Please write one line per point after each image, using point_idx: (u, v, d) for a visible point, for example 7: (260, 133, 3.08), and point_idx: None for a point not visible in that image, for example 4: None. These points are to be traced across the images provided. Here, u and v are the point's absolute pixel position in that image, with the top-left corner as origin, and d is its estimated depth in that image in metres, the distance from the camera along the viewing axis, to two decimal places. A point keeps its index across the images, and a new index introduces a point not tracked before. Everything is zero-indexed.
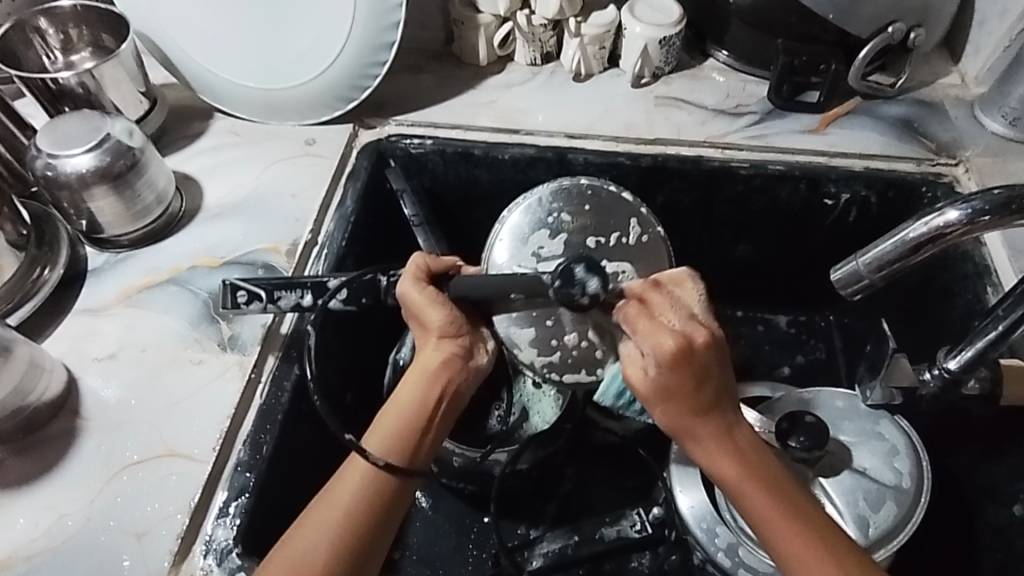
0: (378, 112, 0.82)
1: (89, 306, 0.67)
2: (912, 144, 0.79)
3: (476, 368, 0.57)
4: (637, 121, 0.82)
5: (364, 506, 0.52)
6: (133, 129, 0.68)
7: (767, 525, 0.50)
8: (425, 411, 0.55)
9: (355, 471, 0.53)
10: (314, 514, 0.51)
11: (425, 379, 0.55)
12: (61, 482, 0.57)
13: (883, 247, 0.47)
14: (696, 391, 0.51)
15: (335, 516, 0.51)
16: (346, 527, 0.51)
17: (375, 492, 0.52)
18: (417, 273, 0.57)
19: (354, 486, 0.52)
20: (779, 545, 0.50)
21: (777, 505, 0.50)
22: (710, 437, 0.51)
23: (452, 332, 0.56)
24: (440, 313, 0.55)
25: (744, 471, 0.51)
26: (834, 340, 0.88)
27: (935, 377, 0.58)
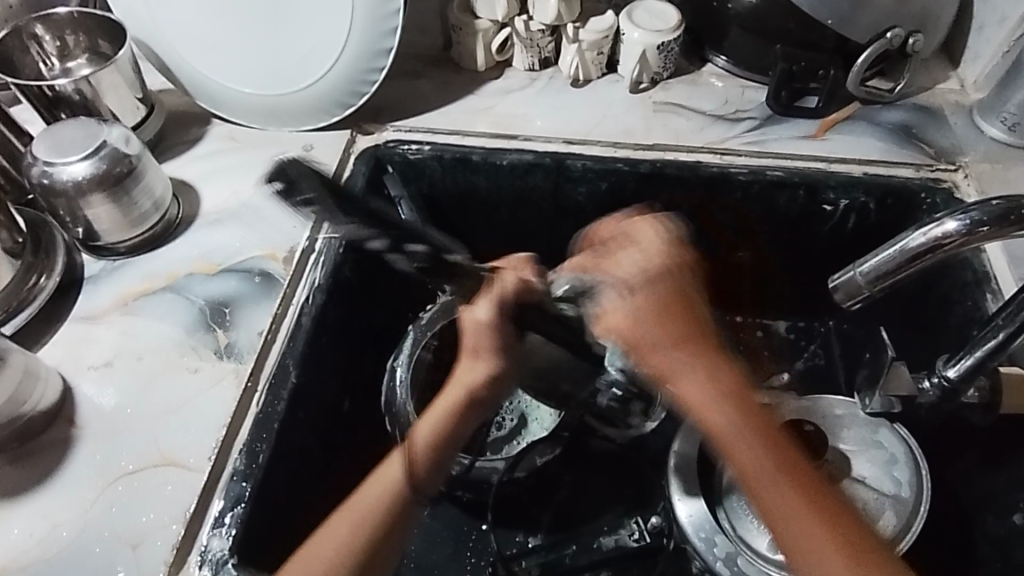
0: (376, 118, 0.82)
1: (85, 313, 0.67)
2: (911, 150, 0.79)
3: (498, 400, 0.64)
4: (635, 127, 0.81)
5: (376, 518, 0.54)
6: (130, 136, 0.68)
7: (745, 458, 0.51)
8: (450, 431, 0.61)
9: (381, 478, 0.56)
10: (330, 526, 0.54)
11: (460, 405, 0.61)
12: (56, 491, 0.57)
13: (881, 258, 0.47)
14: (681, 316, 0.58)
15: (350, 524, 0.53)
16: (358, 535, 0.53)
17: (390, 503, 0.54)
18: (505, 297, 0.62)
19: (374, 496, 0.55)
20: (762, 481, 0.50)
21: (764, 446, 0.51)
22: (700, 380, 0.54)
23: (499, 369, 0.62)
24: (496, 351, 0.62)
25: (732, 409, 0.53)
26: (833, 347, 0.87)
27: (934, 386, 0.58)
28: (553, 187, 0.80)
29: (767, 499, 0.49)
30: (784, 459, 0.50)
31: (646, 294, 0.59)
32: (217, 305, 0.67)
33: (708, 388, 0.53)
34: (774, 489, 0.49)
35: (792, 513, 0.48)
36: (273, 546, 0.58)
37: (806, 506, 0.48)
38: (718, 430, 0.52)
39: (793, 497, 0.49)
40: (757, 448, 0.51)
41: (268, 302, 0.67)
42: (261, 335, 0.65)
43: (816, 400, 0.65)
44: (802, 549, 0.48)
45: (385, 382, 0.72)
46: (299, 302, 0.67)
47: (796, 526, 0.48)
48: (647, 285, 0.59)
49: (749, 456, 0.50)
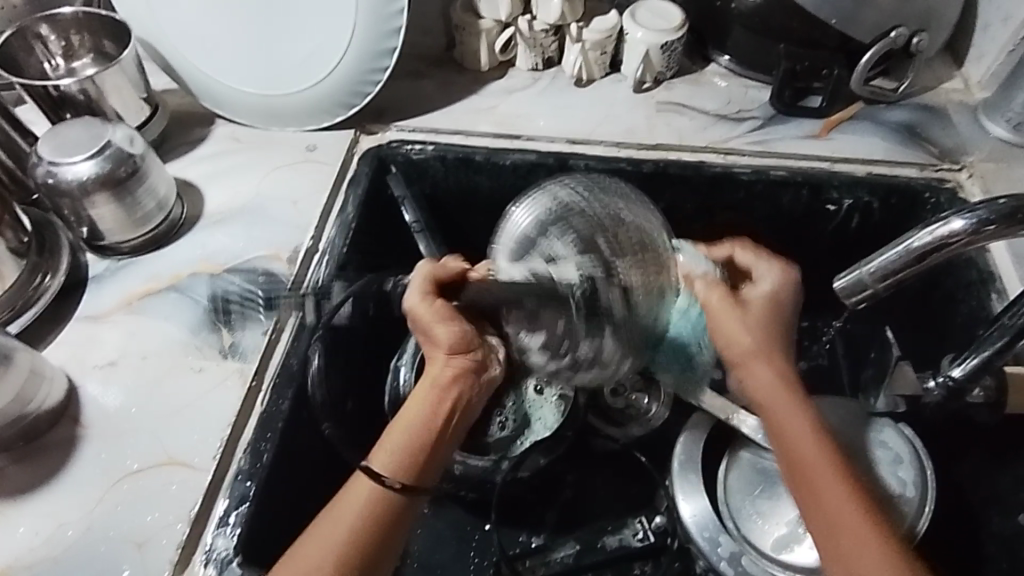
0: (379, 118, 0.82)
1: (90, 313, 0.67)
2: (915, 149, 0.79)
3: (485, 381, 0.59)
4: (638, 127, 0.81)
5: (363, 530, 0.52)
6: (134, 136, 0.68)
7: (811, 461, 0.54)
8: (437, 418, 0.57)
9: (358, 488, 0.54)
10: (312, 542, 0.51)
11: (432, 395, 0.57)
12: (60, 490, 0.57)
13: (888, 257, 0.46)
14: (769, 327, 0.59)
15: (339, 538, 0.51)
16: (348, 548, 0.51)
17: (374, 509, 0.53)
18: (428, 286, 0.58)
19: (356, 504, 0.53)
20: (821, 483, 0.53)
21: (828, 454, 0.54)
22: (770, 383, 0.58)
23: (460, 348, 0.57)
24: (447, 330, 0.57)
25: (805, 417, 0.56)
26: (838, 348, 0.85)
27: (939, 386, 0.59)
28: None
29: (814, 487, 0.53)
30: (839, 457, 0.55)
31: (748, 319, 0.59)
32: (221, 305, 0.67)
33: (786, 390, 0.57)
34: (830, 479, 0.53)
35: (840, 502, 0.52)
36: (277, 546, 0.58)
37: (855, 499, 0.52)
38: (788, 431, 0.56)
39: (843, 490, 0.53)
40: (817, 444, 0.55)
41: (272, 302, 0.67)
42: (265, 335, 0.65)
43: (820, 400, 0.64)
44: (843, 534, 0.51)
45: (389, 382, 0.73)
46: (303, 302, 0.67)
47: (842, 514, 0.52)
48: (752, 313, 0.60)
49: (811, 449, 0.55)
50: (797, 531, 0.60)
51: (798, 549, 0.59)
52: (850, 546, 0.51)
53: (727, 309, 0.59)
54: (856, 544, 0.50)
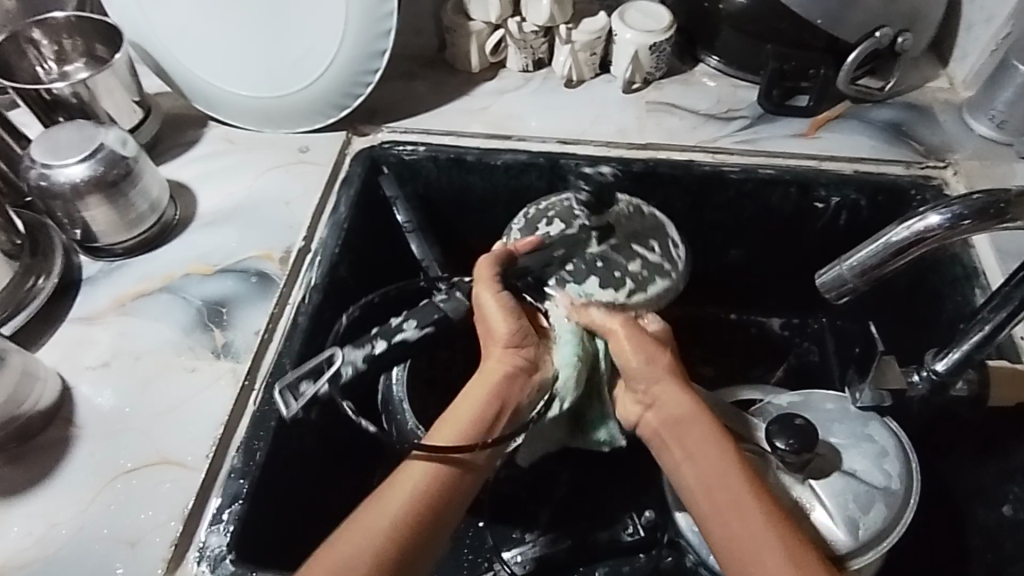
0: (371, 120, 0.83)
1: (84, 314, 0.68)
2: (901, 147, 0.80)
3: (539, 379, 0.60)
4: (629, 127, 0.82)
5: (417, 510, 0.52)
6: (126, 138, 0.69)
7: (717, 482, 0.53)
8: (490, 412, 0.57)
9: (408, 476, 0.53)
10: (361, 525, 0.51)
11: (483, 390, 0.57)
12: (54, 490, 0.57)
13: (867, 252, 0.47)
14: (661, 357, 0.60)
15: (389, 522, 0.51)
16: (401, 528, 0.51)
17: (429, 490, 0.53)
18: (489, 274, 0.61)
19: (411, 486, 0.53)
20: (723, 508, 0.52)
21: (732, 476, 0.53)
22: (676, 405, 0.57)
23: (514, 343, 0.59)
24: (502, 323, 0.59)
25: (705, 442, 0.55)
26: (827, 342, 0.88)
27: (923, 380, 0.59)
28: (548, 187, 0.81)
29: (721, 503, 0.52)
30: (751, 475, 0.53)
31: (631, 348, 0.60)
32: (214, 306, 0.67)
33: (698, 410, 0.57)
34: (736, 496, 0.52)
35: (745, 515, 0.51)
36: (270, 543, 0.59)
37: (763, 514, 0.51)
38: (686, 458, 0.55)
39: (752, 504, 0.52)
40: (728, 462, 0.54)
41: (264, 302, 0.68)
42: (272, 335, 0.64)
43: (808, 396, 0.65)
44: (747, 548, 0.50)
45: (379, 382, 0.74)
46: (295, 301, 0.68)
47: (744, 528, 0.50)
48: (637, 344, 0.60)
49: (720, 466, 0.54)
50: None
51: None
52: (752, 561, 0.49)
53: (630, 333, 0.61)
54: (764, 556, 0.49)
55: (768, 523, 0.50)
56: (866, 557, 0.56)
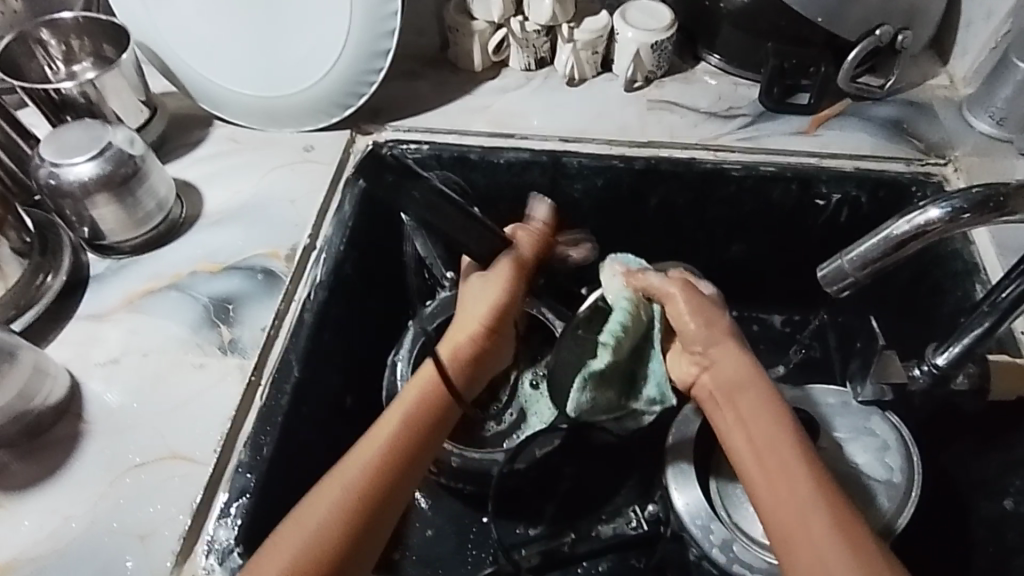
0: (375, 119, 0.84)
1: (92, 312, 0.68)
2: (901, 144, 0.80)
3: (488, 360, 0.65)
4: (631, 124, 0.83)
5: (384, 464, 0.54)
6: (133, 137, 0.70)
7: (761, 449, 0.52)
8: (445, 386, 0.60)
9: (365, 454, 0.54)
10: (330, 483, 0.52)
11: (445, 360, 0.63)
12: (65, 484, 0.58)
13: (867, 246, 0.47)
14: (716, 325, 0.60)
15: (358, 477, 0.52)
16: (367, 481, 0.52)
17: (391, 446, 0.55)
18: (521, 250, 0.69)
19: (375, 445, 0.55)
20: (769, 475, 0.50)
21: (778, 444, 0.52)
22: (735, 372, 0.57)
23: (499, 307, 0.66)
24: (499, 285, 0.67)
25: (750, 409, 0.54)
26: (828, 337, 0.89)
27: (924, 373, 0.60)
28: (550, 184, 0.81)
29: (769, 465, 0.51)
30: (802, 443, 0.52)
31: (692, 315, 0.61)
32: (221, 302, 0.68)
33: (750, 376, 0.57)
34: (782, 460, 0.50)
35: (791, 479, 0.49)
36: None
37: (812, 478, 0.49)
38: (733, 429, 0.54)
39: (799, 471, 0.50)
40: (776, 427, 0.53)
41: (270, 299, 0.68)
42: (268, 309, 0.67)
43: (808, 391, 0.65)
44: (791, 512, 0.48)
45: (387, 378, 0.74)
46: (301, 299, 0.69)
47: (791, 491, 0.49)
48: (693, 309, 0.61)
49: (767, 430, 0.53)
50: None
51: None
52: (797, 524, 0.47)
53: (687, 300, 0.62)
54: (809, 526, 0.47)
55: (818, 489, 0.48)
56: None
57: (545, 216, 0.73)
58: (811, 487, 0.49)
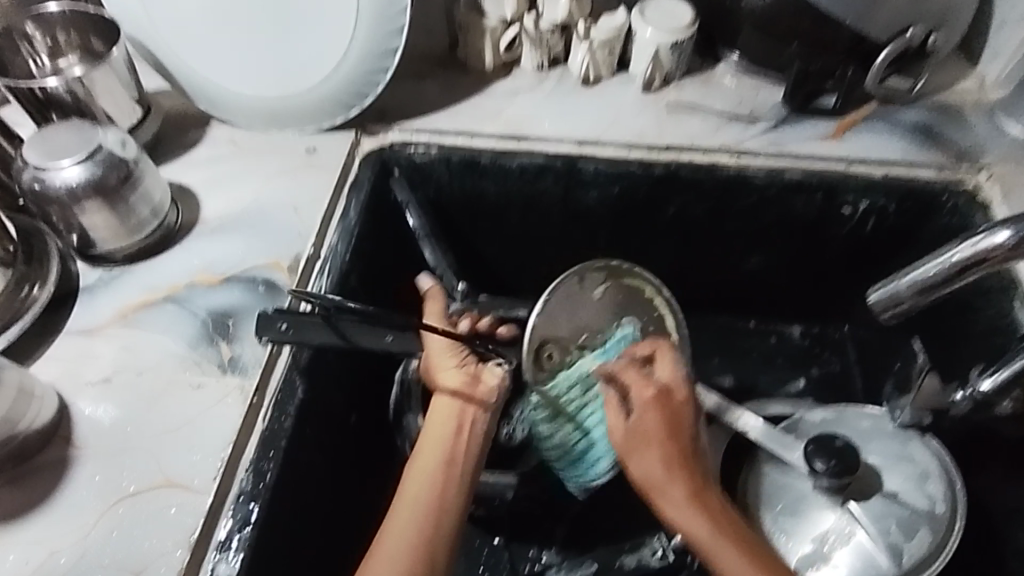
0: (380, 120, 0.79)
1: (84, 327, 0.64)
2: (931, 149, 0.76)
3: (486, 392, 0.62)
4: (648, 128, 0.79)
5: (422, 536, 0.53)
6: (126, 140, 0.65)
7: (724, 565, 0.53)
8: (456, 428, 0.59)
9: (399, 536, 0.53)
10: (375, 564, 0.51)
11: (446, 412, 0.60)
12: (53, 515, 0.54)
13: (924, 270, 0.45)
14: (678, 434, 0.58)
15: (401, 557, 0.51)
16: (413, 558, 0.52)
17: (423, 520, 0.53)
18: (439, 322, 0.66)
19: (410, 523, 0.53)
20: None
21: (741, 554, 0.53)
22: (654, 440, 0.58)
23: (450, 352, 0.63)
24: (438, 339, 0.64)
25: (710, 520, 0.55)
26: (849, 351, 0.86)
27: (966, 398, 0.56)
28: (563, 191, 0.77)
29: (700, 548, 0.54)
30: (752, 551, 0.53)
31: (647, 420, 0.59)
32: (220, 317, 0.64)
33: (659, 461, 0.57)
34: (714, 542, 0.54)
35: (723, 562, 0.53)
36: (282, 569, 0.56)
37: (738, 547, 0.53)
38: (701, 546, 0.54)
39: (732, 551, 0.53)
40: (693, 514, 0.55)
41: None
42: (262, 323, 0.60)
43: (842, 413, 0.63)
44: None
45: (395, 395, 0.70)
46: None
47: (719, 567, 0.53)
48: (652, 406, 0.59)
49: (684, 514, 0.55)
50: (821, 550, 0.56)
51: (824, 569, 0.56)
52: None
53: (615, 414, 0.60)
54: None
55: None
56: None
57: (438, 286, 0.72)
58: (738, 557, 0.53)
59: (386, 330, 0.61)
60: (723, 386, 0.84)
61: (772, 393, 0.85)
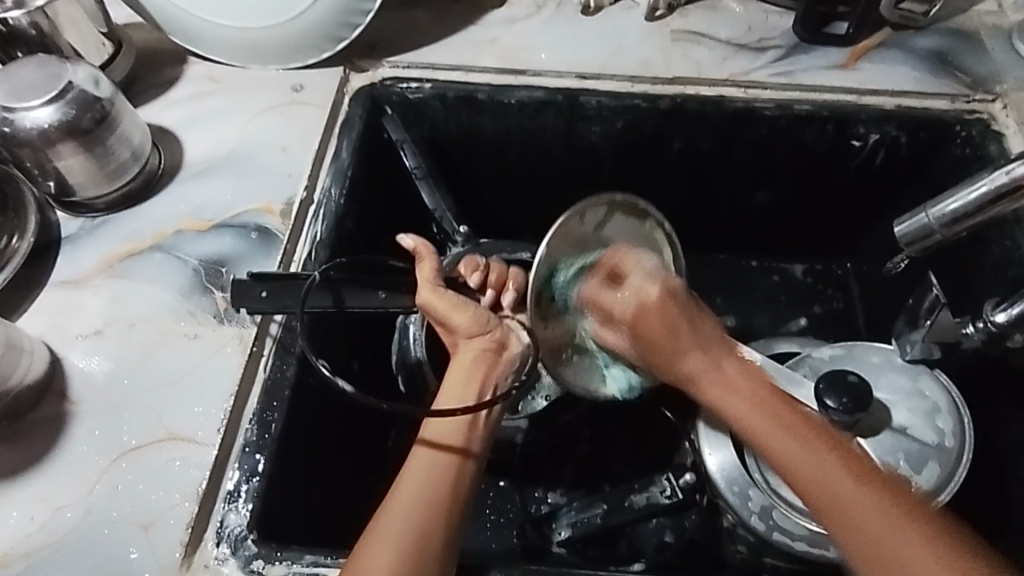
0: (369, 54, 0.75)
1: (68, 278, 0.62)
2: (946, 78, 0.72)
3: (510, 357, 0.57)
4: (654, 59, 0.74)
5: (435, 490, 0.49)
6: (98, 77, 0.61)
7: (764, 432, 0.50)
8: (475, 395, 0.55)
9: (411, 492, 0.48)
10: (385, 521, 0.47)
11: (464, 373, 0.56)
12: (54, 471, 0.53)
13: (959, 200, 0.44)
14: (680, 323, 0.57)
15: (416, 512, 0.47)
16: (423, 519, 0.47)
17: (443, 467, 0.50)
18: (432, 276, 0.58)
19: (426, 472, 0.50)
20: (785, 453, 0.48)
21: (777, 421, 0.50)
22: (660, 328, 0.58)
23: (478, 330, 0.57)
24: (465, 315, 0.57)
25: (745, 395, 0.52)
26: (852, 288, 0.84)
27: (979, 331, 0.54)
28: (564, 127, 0.74)
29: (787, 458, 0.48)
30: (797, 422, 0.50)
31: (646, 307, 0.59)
32: (213, 265, 0.62)
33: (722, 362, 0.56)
34: (806, 454, 0.47)
35: (828, 472, 0.46)
36: (294, 516, 0.55)
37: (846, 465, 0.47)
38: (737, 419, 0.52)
39: (840, 466, 0.46)
40: (773, 426, 0.50)
41: (267, 259, 0.62)
42: (238, 284, 0.55)
43: (851, 349, 0.63)
44: (788, 457, 0.48)
45: (398, 340, 0.69)
46: (301, 258, 0.63)
47: (816, 474, 0.46)
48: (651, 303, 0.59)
49: (770, 432, 0.50)
50: None
51: None
52: (852, 508, 0.45)
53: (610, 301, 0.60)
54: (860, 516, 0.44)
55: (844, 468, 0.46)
56: None
57: (428, 242, 0.60)
58: (781, 421, 0.50)
59: (378, 288, 0.59)
60: (727, 326, 0.83)
61: (775, 332, 0.84)
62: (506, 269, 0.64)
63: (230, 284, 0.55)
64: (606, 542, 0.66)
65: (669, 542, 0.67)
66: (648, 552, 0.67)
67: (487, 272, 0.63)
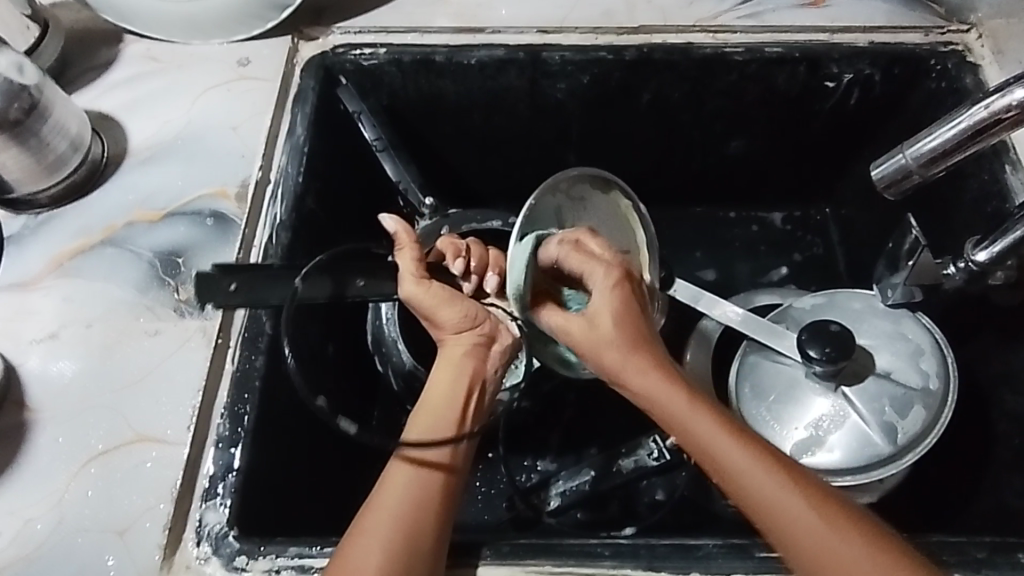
0: (317, 20, 0.71)
1: (16, 280, 0.59)
2: (919, 10, 0.70)
3: (500, 349, 0.54)
4: (616, 8, 0.71)
5: (429, 486, 0.48)
6: (23, 63, 0.58)
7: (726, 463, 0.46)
8: (466, 388, 0.52)
9: (397, 488, 0.47)
10: (372, 517, 0.46)
11: (450, 373, 0.52)
12: (21, 482, 0.51)
13: (937, 138, 0.43)
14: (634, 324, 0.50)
15: (405, 508, 0.46)
16: (413, 517, 0.46)
17: (437, 467, 0.49)
18: (415, 270, 0.53)
19: (416, 467, 0.48)
20: (747, 484, 0.45)
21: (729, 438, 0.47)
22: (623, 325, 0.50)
23: (468, 326, 0.53)
24: (453, 311, 0.53)
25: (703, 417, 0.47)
26: (831, 232, 0.83)
27: (959, 271, 0.53)
28: (529, 85, 0.71)
29: (758, 498, 0.45)
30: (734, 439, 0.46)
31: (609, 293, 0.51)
32: (169, 256, 0.59)
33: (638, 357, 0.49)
34: (762, 477, 0.45)
35: (767, 485, 0.45)
36: (276, 511, 0.53)
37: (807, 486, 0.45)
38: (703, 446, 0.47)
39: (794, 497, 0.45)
40: (741, 453, 0.46)
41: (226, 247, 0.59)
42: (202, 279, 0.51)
43: (833, 296, 0.62)
44: (750, 486, 0.45)
45: (371, 321, 0.67)
46: (262, 243, 0.60)
47: (784, 512, 0.44)
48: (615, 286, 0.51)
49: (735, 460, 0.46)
50: (817, 434, 0.56)
51: (820, 453, 0.55)
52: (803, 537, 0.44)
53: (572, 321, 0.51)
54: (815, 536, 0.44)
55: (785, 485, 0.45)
56: (903, 461, 0.54)
57: (410, 227, 0.55)
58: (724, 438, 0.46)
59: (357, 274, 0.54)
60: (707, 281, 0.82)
61: (757, 284, 0.82)
62: (486, 251, 0.59)
63: (195, 278, 0.51)
64: (599, 505, 0.66)
65: (662, 500, 0.67)
66: (642, 513, 0.66)
67: (469, 257, 0.58)
